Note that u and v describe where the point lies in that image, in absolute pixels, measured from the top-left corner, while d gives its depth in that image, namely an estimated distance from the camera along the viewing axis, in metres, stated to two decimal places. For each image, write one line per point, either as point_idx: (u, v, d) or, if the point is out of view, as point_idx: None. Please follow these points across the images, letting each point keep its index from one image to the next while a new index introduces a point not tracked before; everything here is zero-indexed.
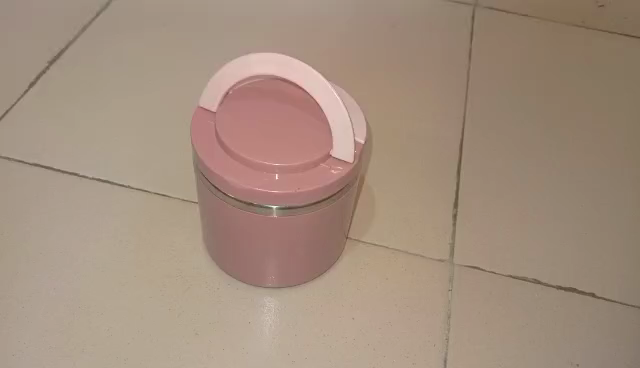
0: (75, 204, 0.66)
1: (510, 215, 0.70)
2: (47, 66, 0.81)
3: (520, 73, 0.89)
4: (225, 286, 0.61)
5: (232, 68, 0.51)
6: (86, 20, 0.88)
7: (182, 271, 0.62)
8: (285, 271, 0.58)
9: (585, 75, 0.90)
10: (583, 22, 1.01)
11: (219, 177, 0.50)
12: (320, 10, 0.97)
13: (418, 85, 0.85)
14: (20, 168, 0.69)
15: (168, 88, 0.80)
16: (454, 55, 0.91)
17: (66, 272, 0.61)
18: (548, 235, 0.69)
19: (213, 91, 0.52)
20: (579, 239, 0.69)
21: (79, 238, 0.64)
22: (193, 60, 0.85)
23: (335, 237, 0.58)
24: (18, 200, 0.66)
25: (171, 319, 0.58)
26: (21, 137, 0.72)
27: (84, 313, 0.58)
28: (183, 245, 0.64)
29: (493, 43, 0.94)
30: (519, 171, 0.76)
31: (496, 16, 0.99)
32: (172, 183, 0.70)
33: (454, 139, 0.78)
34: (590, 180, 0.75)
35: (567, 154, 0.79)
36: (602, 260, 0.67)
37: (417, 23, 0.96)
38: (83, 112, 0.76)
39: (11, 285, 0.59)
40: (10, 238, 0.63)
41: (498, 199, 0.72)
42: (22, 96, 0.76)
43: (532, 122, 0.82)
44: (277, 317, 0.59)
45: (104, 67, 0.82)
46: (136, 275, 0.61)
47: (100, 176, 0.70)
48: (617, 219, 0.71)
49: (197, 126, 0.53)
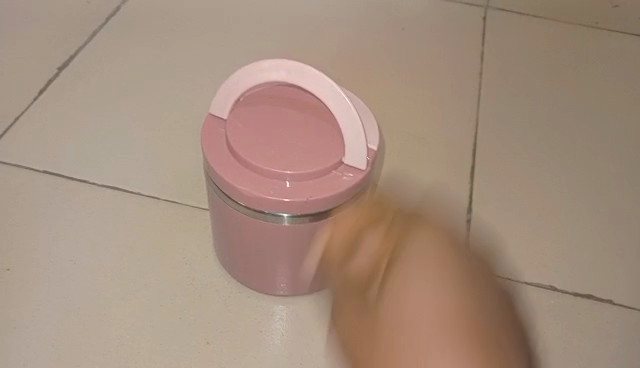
0: (86, 211, 0.66)
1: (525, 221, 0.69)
2: (57, 73, 0.80)
3: (533, 76, 0.88)
4: (236, 295, 0.60)
5: (243, 74, 0.50)
6: (96, 25, 0.88)
7: (193, 280, 0.61)
8: (296, 279, 0.58)
9: (598, 77, 0.89)
10: (597, 23, 0.99)
11: (229, 186, 0.49)
12: (330, 12, 0.96)
13: (431, 89, 0.84)
14: (31, 176, 0.69)
15: (177, 94, 0.80)
16: (466, 57, 0.90)
17: (76, 280, 0.60)
18: (563, 241, 0.68)
19: (225, 96, 0.52)
20: (594, 246, 0.67)
21: (90, 246, 0.63)
22: (202, 66, 0.84)
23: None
24: (29, 208, 0.66)
25: (182, 328, 0.58)
26: (31, 144, 0.72)
27: (94, 320, 0.58)
28: (194, 253, 0.63)
29: (506, 45, 0.93)
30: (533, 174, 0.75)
31: (508, 19, 0.97)
32: (183, 190, 0.69)
33: (466, 143, 0.77)
34: (606, 185, 0.74)
35: (580, 158, 0.77)
36: (617, 268, 0.65)
37: (429, 25, 0.95)
38: (93, 119, 0.75)
39: (22, 294, 0.59)
40: (21, 247, 0.62)
41: (513, 205, 0.71)
42: (31, 103, 0.76)
43: (545, 126, 0.81)
44: (288, 324, 0.59)
45: (114, 73, 0.81)
46: (146, 283, 0.61)
47: (111, 182, 0.69)
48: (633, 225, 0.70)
49: (208, 132, 0.52)
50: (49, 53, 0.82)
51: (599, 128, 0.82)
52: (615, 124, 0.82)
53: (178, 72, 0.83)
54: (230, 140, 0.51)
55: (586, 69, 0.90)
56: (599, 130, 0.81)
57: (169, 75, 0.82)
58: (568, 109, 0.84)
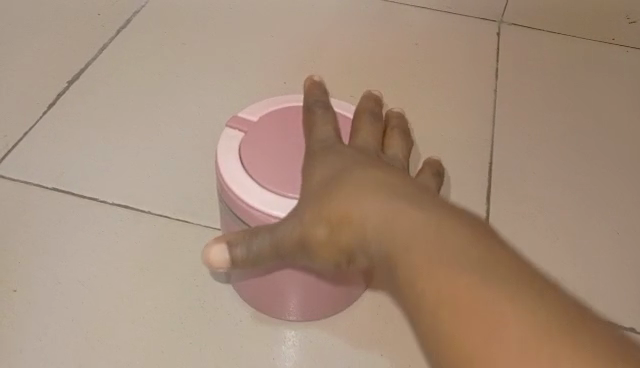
0: (95, 230, 0.65)
1: (537, 253, 0.69)
2: (66, 86, 0.80)
3: (548, 92, 0.87)
4: (247, 319, 0.60)
5: (269, 104, 0.56)
6: (107, 37, 0.87)
7: (203, 302, 0.61)
8: (307, 305, 0.58)
9: (614, 94, 0.88)
10: (614, 39, 0.96)
11: (242, 210, 0.50)
12: (343, 21, 0.95)
13: (443, 106, 0.83)
14: (39, 193, 0.68)
15: (188, 108, 0.79)
16: (479, 71, 0.89)
17: (84, 303, 0.60)
18: (577, 274, 0.67)
19: (259, 108, 0.55)
20: (607, 284, 0.67)
21: (98, 266, 0.62)
22: (214, 78, 0.83)
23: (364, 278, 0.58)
24: (35, 226, 0.65)
25: (191, 356, 0.57)
26: (39, 160, 0.71)
27: (102, 345, 0.57)
28: (204, 274, 0.63)
29: (521, 58, 0.91)
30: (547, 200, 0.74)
31: (522, 34, 0.95)
32: (194, 207, 0.68)
33: (480, 164, 0.76)
34: (620, 212, 0.74)
35: (592, 186, 0.77)
36: (629, 308, 0.65)
37: (442, 35, 0.94)
38: (102, 134, 0.75)
39: (30, 317, 0.58)
40: (29, 268, 0.62)
41: (527, 237, 0.70)
42: (40, 119, 0.75)
43: (558, 148, 0.80)
44: (301, 350, 0.58)
45: (124, 87, 0.81)
46: (156, 306, 0.60)
47: (120, 200, 0.68)
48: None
49: (229, 127, 0.54)
50: (58, 66, 0.82)
51: (612, 154, 0.81)
52: (628, 150, 0.81)
53: (188, 87, 0.82)
54: (236, 142, 0.53)
55: (601, 90, 0.88)
56: (612, 158, 0.80)
57: (180, 89, 0.81)
58: (581, 132, 0.83)
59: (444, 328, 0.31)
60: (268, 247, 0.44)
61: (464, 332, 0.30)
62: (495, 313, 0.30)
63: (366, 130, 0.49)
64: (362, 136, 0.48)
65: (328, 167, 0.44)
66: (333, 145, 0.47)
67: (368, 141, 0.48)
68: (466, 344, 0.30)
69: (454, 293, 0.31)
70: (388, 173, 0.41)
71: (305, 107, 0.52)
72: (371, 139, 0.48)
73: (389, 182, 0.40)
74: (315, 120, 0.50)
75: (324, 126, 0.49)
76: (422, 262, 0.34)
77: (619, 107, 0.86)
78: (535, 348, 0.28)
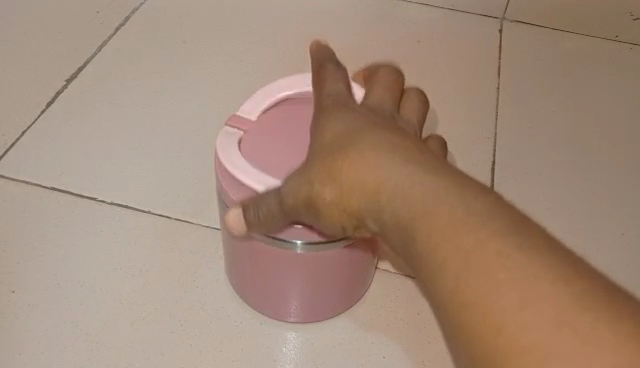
0: (95, 230, 0.64)
1: None
2: (64, 85, 0.79)
3: (551, 91, 0.86)
4: (247, 321, 0.59)
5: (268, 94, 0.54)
6: (105, 34, 0.86)
7: (204, 304, 0.60)
8: (308, 304, 0.57)
9: (619, 93, 0.87)
10: (617, 36, 0.95)
11: None
12: (344, 18, 0.94)
13: (446, 103, 0.83)
14: (38, 193, 0.67)
15: (188, 107, 0.78)
16: (482, 69, 0.88)
17: (83, 304, 0.59)
18: None
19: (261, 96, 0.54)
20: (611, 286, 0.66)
21: (97, 267, 0.62)
22: (215, 77, 0.83)
23: (373, 259, 0.57)
24: (34, 226, 0.64)
25: (192, 358, 0.56)
26: (37, 159, 0.70)
27: (102, 348, 0.56)
28: (205, 275, 0.62)
29: (524, 55, 0.90)
30: (551, 201, 0.73)
31: (524, 31, 0.94)
32: (194, 207, 0.68)
33: (482, 163, 0.76)
34: (624, 214, 0.73)
35: (596, 187, 0.76)
36: None
37: (445, 32, 0.93)
38: (101, 133, 0.74)
39: (29, 319, 0.58)
40: (28, 268, 0.61)
41: None
42: (38, 118, 0.75)
43: (562, 147, 0.80)
44: (302, 352, 0.58)
45: (123, 85, 0.80)
46: (156, 307, 0.59)
47: (119, 200, 0.67)
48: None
49: (228, 125, 0.52)
50: (57, 64, 0.81)
51: (616, 154, 0.80)
52: (633, 150, 0.81)
53: (188, 86, 0.81)
54: (236, 138, 0.51)
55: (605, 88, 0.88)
56: (616, 158, 0.79)
57: (180, 88, 0.81)
58: (585, 131, 0.82)
59: (471, 313, 0.28)
60: (274, 204, 0.44)
61: (491, 304, 0.27)
62: (526, 284, 0.27)
63: (380, 91, 0.46)
64: (377, 95, 0.46)
65: (333, 130, 0.41)
66: (345, 103, 0.44)
67: (383, 99, 0.45)
68: (493, 314, 0.27)
69: (479, 262, 0.28)
70: (387, 135, 0.38)
71: (313, 63, 0.48)
72: (386, 98, 0.46)
73: (393, 145, 0.37)
74: (325, 75, 0.47)
75: (335, 83, 0.46)
76: (444, 236, 0.30)
77: (625, 107, 0.86)
78: (569, 317, 0.25)
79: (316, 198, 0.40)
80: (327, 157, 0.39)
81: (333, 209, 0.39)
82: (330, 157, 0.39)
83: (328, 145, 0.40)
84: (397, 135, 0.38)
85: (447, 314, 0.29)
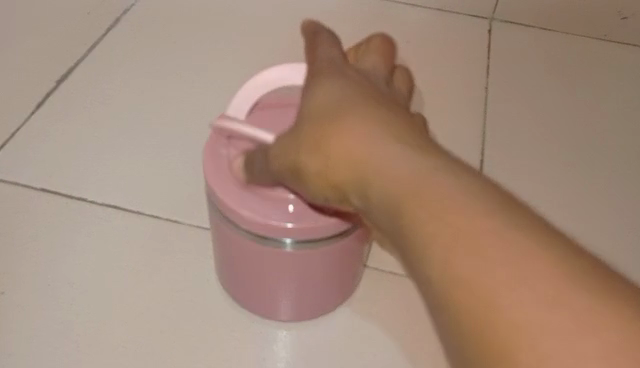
0: (86, 230, 0.65)
1: None
2: (55, 86, 0.79)
3: (540, 90, 0.87)
4: (238, 320, 0.60)
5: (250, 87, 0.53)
6: (96, 35, 0.86)
7: (195, 303, 0.60)
8: (299, 303, 0.57)
9: (607, 93, 0.88)
10: (606, 35, 0.95)
11: (232, 210, 0.50)
12: (334, 17, 0.94)
13: (436, 103, 0.83)
14: (28, 193, 0.67)
15: (179, 107, 0.79)
16: (471, 68, 0.88)
17: (74, 305, 0.59)
18: None
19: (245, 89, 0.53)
20: None
21: (88, 267, 0.62)
22: (206, 77, 0.83)
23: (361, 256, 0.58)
24: (24, 227, 0.64)
25: (183, 359, 0.57)
26: (28, 160, 0.70)
27: (93, 348, 0.57)
28: (196, 275, 0.62)
29: (513, 55, 0.91)
30: (538, 203, 0.74)
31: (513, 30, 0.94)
32: (185, 207, 0.68)
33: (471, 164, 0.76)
34: (610, 215, 0.74)
35: (584, 188, 0.77)
36: None
37: (435, 31, 0.93)
38: (92, 134, 0.74)
39: (20, 319, 0.58)
40: (18, 269, 0.61)
41: None
42: (28, 119, 0.75)
43: (550, 148, 0.80)
44: (293, 351, 0.58)
45: (113, 86, 0.80)
46: (147, 307, 0.60)
47: (110, 200, 0.67)
48: (633, 272, 0.70)
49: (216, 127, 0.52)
50: (47, 64, 0.81)
51: (603, 155, 0.81)
52: (620, 152, 0.81)
53: (178, 87, 0.81)
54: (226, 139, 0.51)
55: (593, 88, 0.88)
56: (603, 159, 0.80)
57: (171, 89, 0.81)
58: (572, 132, 0.83)
59: (455, 287, 0.26)
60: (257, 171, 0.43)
61: (479, 279, 0.25)
62: (517, 260, 0.25)
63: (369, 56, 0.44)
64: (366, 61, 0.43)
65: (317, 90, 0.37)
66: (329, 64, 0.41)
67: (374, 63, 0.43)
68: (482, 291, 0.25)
69: (465, 235, 0.26)
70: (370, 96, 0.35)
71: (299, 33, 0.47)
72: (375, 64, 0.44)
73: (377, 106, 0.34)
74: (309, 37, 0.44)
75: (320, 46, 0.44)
76: (430, 207, 0.28)
77: (612, 108, 0.86)
78: (564, 297, 0.23)
79: (294, 170, 0.37)
80: (311, 120, 0.35)
81: (316, 179, 0.35)
82: (306, 124, 0.36)
83: (304, 111, 0.37)
84: (380, 98, 0.36)
85: (430, 288, 0.27)
